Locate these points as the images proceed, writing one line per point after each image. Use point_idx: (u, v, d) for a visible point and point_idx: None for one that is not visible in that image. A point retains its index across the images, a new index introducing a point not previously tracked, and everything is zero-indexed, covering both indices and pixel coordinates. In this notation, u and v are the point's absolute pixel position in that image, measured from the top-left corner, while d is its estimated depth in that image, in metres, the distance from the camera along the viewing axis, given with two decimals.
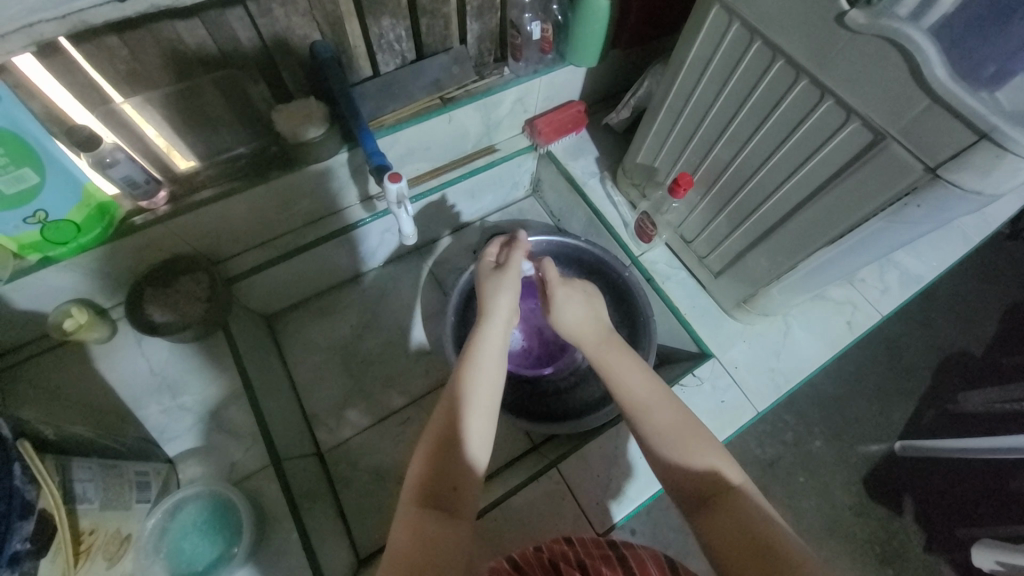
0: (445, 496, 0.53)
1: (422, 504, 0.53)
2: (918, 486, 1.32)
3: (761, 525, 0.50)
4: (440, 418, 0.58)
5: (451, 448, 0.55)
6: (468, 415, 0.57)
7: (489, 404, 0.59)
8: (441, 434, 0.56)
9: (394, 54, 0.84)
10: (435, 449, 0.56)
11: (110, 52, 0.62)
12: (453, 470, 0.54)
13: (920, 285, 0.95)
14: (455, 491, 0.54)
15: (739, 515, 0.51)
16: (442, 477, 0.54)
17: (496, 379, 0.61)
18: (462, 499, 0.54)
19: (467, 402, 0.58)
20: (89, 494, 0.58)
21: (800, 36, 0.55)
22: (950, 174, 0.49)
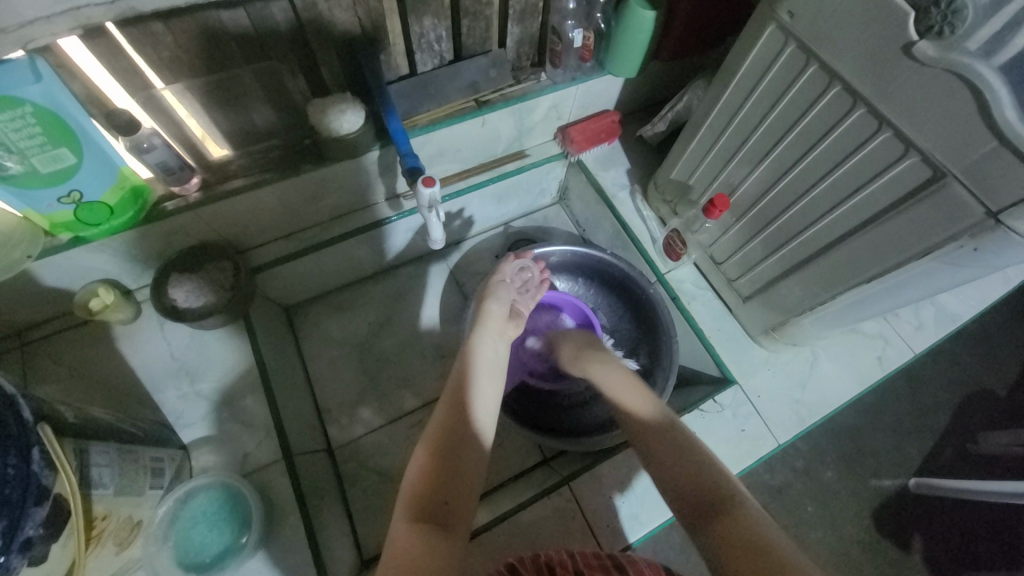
0: (440, 509, 0.53)
1: (416, 518, 0.52)
2: (931, 525, 1.28)
3: (762, 538, 0.48)
4: (437, 431, 0.59)
5: (448, 459, 0.57)
6: (466, 428, 0.59)
7: (483, 419, 0.62)
8: (438, 445, 0.58)
9: (433, 54, 0.83)
10: (432, 460, 0.56)
11: (156, 39, 0.62)
12: (449, 482, 0.55)
13: (957, 324, 0.92)
14: (448, 503, 0.54)
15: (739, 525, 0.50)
16: (438, 490, 0.54)
17: (490, 399, 0.64)
18: (456, 513, 0.54)
19: (464, 416, 0.60)
20: (104, 479, 0.58)
21: (862, 63, 0.53)
22: (1013, 221, 0.47)
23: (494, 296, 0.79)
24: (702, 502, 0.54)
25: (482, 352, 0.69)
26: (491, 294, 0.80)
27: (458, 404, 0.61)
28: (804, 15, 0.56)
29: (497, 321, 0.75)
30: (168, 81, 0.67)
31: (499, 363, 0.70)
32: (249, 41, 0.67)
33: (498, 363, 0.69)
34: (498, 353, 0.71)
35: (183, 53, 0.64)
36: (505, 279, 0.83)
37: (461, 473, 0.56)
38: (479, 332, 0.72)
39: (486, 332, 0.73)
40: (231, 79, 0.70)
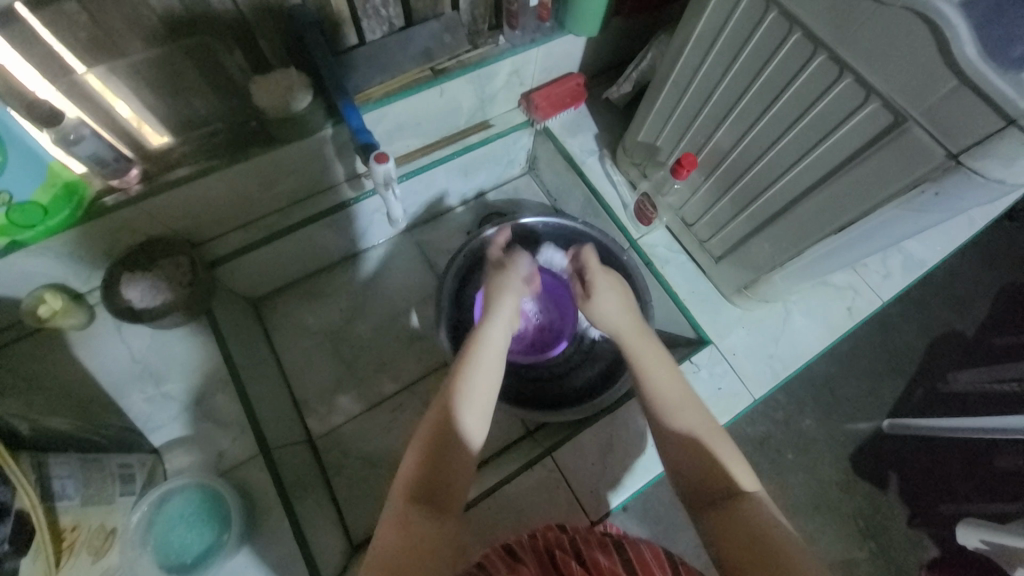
0: (435, 493, 0.52)
1: (410, 498, 0.51)
2: (903, 462, 1.35)
3: (768, 528, 0.48)
4: (436, 416, 0.56)
5: (447, 445, 0.54)
6: (464, 413, 0.56)
7: (483, 402, 0.58)
8: (437, 432, 0.54)
9: (380, 21, 0.78)
10: (429, 446, 0.54)
11: (68, 18, 0.56)
12: (445, 468, 0.53)
13: (923, 270, 0.93)
14: (447, 488, 0.52)
15: (753, 522, 0.49)
16: (434, 474, 0.52)
17: (495, 381, 0.60)
18: (452, 497, 0.52)
19: (464, 401, 0.57)
20: (69, 491, 0.56)
21: (821, 8, 0.51)
22: (974, 162, 0.46)
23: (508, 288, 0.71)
24: (715, 492, 0.53)
25: (490, 334, 0.64)
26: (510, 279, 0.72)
27: (458, 390, 0.57)
28: None
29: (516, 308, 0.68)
30: (90, 65, 0.62)
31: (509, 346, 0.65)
32: (174, 13, 0.61)
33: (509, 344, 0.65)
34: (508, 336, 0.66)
35: None
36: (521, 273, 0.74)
37: (457, 458, 0.54)
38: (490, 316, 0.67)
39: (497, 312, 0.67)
40: (159, 58, 0.65)
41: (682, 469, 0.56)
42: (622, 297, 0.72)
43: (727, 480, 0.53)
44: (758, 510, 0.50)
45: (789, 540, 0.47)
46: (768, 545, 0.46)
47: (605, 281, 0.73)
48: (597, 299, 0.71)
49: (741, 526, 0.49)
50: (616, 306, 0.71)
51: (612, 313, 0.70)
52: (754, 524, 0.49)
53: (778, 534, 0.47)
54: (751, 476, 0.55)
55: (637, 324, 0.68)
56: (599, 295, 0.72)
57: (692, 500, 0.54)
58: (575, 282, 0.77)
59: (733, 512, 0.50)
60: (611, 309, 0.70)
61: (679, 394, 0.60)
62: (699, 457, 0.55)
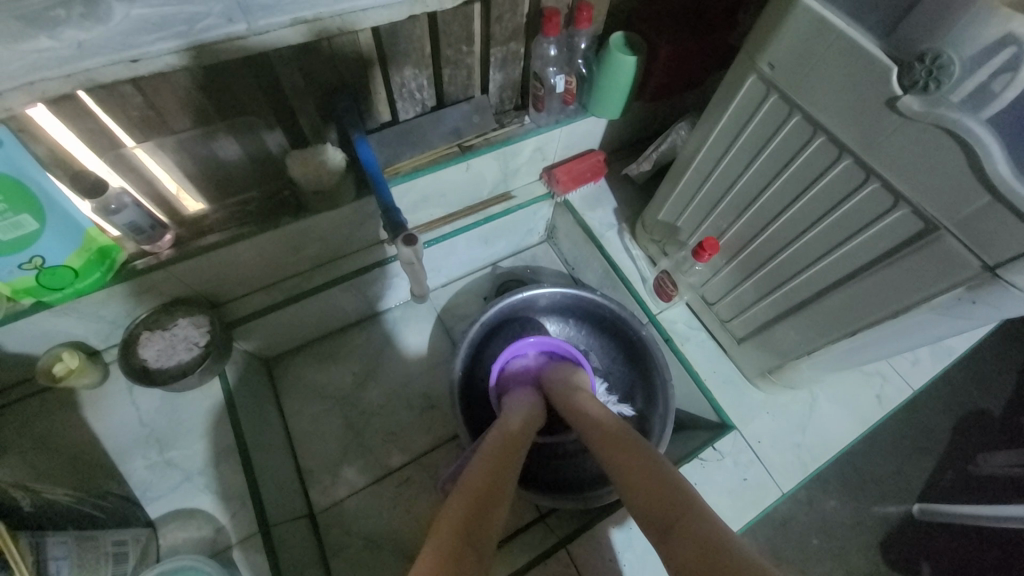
0: (476, 535, 0.50)
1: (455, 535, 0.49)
2: (939, 555, 1.25)
3: (708, 534, 0.45)
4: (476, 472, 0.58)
5: (488, 496, 0.55)
6: (506, 473, 0.59)
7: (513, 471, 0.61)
8: (480, 485, 0.56)
9: (414, 102, 0.82)
10: (474, 495, 0.54)
11: (125, 100, 0.59)
12: (485, 515, 0.53)
13: (953, 358, 0.90)
14: (484, 534, 0.51)
15: (693, 527, 0.47)
16: (477, 518, 0.52)
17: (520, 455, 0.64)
18: (486, 548, 0.50)
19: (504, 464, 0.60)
20: (63, 573, 0.53)
21: (845, 116, 0.53)
22: (1012, 276, 0.45)
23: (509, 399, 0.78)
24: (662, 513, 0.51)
25: (516, 411, 0.73)
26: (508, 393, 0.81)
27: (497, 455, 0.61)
28: (784, 68, 0.56)
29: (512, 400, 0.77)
30: (140, 139, 0.65)
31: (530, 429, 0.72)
32: (224, 97, 0.65)
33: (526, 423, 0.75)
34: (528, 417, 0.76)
35: (155, 112, 0.62)
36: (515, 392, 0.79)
37: (495, 514, 0.54)
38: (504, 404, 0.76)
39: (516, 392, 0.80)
40: (205, 135, 0.68)
41: (635, 497, 0.54)
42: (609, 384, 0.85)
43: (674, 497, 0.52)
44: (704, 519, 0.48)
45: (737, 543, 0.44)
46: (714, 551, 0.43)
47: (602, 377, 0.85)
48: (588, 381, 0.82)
49: (688, 537, 0.46)
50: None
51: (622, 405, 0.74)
52: (702, 535, 0.46)
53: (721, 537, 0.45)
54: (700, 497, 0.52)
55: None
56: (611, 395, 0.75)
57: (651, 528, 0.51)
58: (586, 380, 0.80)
59: (682, 527, 0.48)
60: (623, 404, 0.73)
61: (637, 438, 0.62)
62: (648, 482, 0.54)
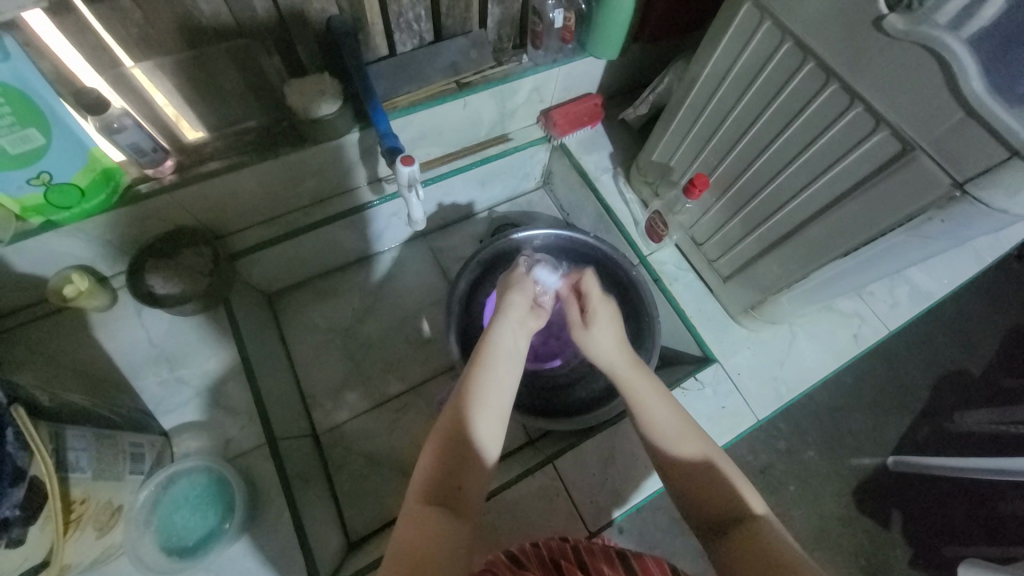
0: (450, 496, 0.53)
1: (426, 501, 0.52)
2: (906, 499, 1.33)
3: (784, 555, 0.49)
4: (445, 421, 0.57)
5: (461, 451, 0.55)
6: (478, 416, 0.57)
7: (497, 412, 0.58)
8: (448, 437, 0.55)
9: (412, 34, 0.82)
10: (442, 452, 0.55)
11: (124, 15, 0.60)
12: (460, 472, 0.54)
13: (930, 302, 0.94)
14: (460, 490, 0.54)
15: (765, 542, 0.50)
16: (449, 480, 0.54)
17: (508, 387, 0.60)
18: (465, 502, 0.54)
19: (477, 402, 0.57)
20: (82, 463, 0.57)
21: (833, 39, 0.54)
22: (979, 191, 0.48)
23: (517, 287, 0.70)
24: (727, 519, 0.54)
25: (521, 285, 0.71)
26: (517, 284, 0.71)
27: (471, 397, 0.58)
28: None
29: (521, 310, 0.68)
30: (138, 59, 0.65)
31: (518, 352, 0.64)
32: (222, 19, 0.66)
33: (518, 353, 0.64)
34: (518, 342, 0.65)
35: (153, 30, 0.63)
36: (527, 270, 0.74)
37: (474, 466, 0.55)
38: (497, 322, 0.66)
39: (506, 321, 0.66)
40: (204, 57, 0.68)
41: (690, 497, 0.56)
42: (621, 334, 0.67)
43: (736, 502, 0.54)
44: (768, 532, 0.51)
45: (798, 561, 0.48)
46: (781, 566, 0.48)
47: (605, 315, 0.68)
48: (596, 330, 0.67)
49: (755, 550, 0.50)
50: (613, 340, 0.66)
51: (606, 348, 0.66)
52: (765, 549, 0.50)
53: (787, 552, 0.49)
54: (763, 501, 0.56)
55: (632, 356, 0.66)
56: (598, 329, 0.67)
57: (703, 525, 0.55)
58: (571, 305, 0.71)
59: (745, 536, 0.51)
60: (609, 342, 0.66)
61: (674, 417, 0.60)
62: (710, 486, 0.56)
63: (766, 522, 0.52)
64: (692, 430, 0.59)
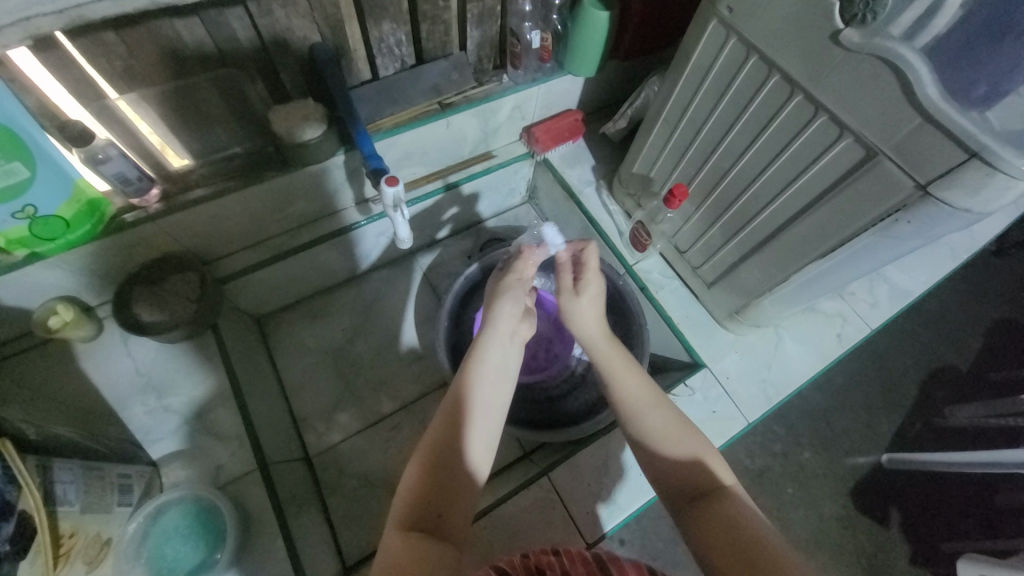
0: (434, 521, 0.53)
1: (408, 527, 0.52)
2: (903, 497, 1.33)
3: (747, 523, 0.49)
4: (430, 443, 0.57)
5: (446, 473, 0.55)
6: (466, 437, 0.57)
7: (484, 434, 0.59)
8: (433, 458, 0.56)
9: (394, 58, 0.84)
10: (426, 474, 0.55)
11: (108, 48, 0.61)
12: (443, 497, 0.54)
13: (910, 299, 0.96)
14: (444, 516, 0.53)
15: (729, 515, 0.51)
16: (431, 505, 0.53)
17: (494, 410, 0.61)
18: (451, 526, 0.54)
19: (467, 420, 0.58)
20: (70, 496, 0.56)
21: (794, 53, 0.56)
22: (940, 192, 0.50)
23: (507, 295, 0.70)
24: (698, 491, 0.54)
25: (508, 294, 0.70)
26: (506, 291, 0.71)
27: (459, 416, 0.58)
28: (741, 11, 0.59)
29: (511, 322, 0.68)
30: (123, 91, 0.66)
31: (507, 368, 0.65)
32: (206, 49, 0.67)
33: (505, 370, 0.64)
34: (507, 359, 0.65)
35: (137, 63, 0.64)
36: (520, 276, 0.74)
37: (458, 492, 0.55)
38: (485, 339, 0.66)
39: (495, 335, 0.66)
40: (188, 87, 0.70)
41: (660, 475, 0.57)
42: (601, 308, 0.71)
43: (706, 477, 0.55)
44: (736, 504, 0.52)
45: (765, 532, 0.48)
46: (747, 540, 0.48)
47: (594, 286, 0.71)
48: (581, 302, 0.70)
49: (721, 521, 0.50)
50: (592, 312, 0.70)
51: (587, 318, 0.69)
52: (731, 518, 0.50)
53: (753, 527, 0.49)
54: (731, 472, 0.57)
55: (606, 330, 0.68)
56: (585, 298, 0.70)
57: (676, 500, 0.56)
58: (565, 272, 0.73)
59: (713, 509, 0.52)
60: (592, 311, 0.70)
61: (643, 395, 0.62)
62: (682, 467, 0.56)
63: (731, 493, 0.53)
64: (663, 407, 0.61)
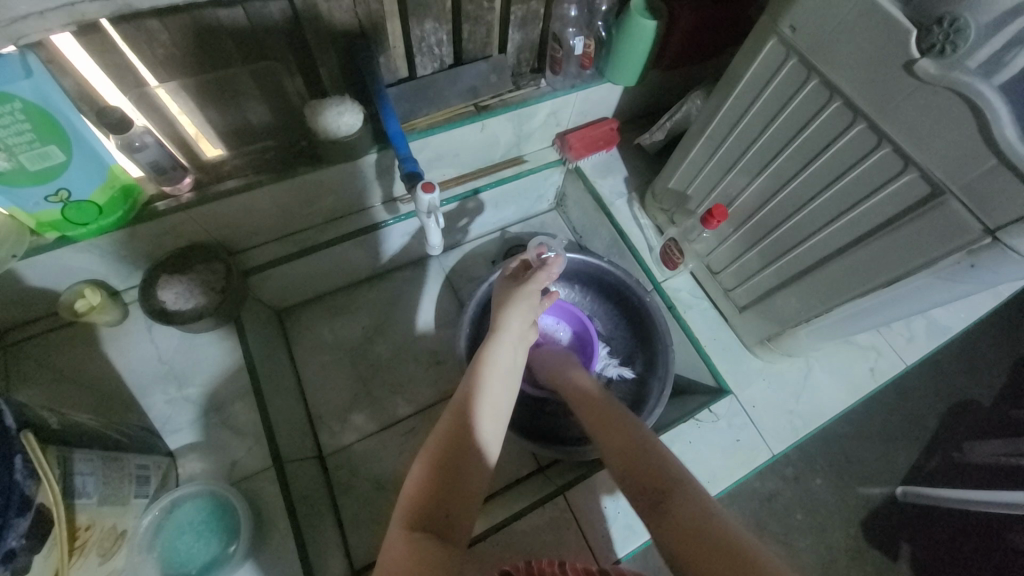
0: (440, 524, 0.51)
1: (412, 528, 0.50)
2: (919, 535, 1.29)
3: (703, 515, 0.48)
4: (436, 442, 0.57)
5: (455, 473, 0.54)
6: (475, 436, 0.57)
7: (493, 435, 0.59)
8: (439, 456, 0.55)
9: (433, 58, 0.82)
10: (433, 473, 0.54)
11: (151, 36, 0.60)
12: (450, 495, 0.53)
13: (948, 336, 0.93)
14: (450, 518, 0.52)
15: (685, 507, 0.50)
16: (438, 504, 0.52)
17: (500, 411, 0.61)
18: (456, 529, 0.52)
19: (474, 419, 0.58)
20: (88, 488, 0.56)
21: (861, 80, 0.54)
22: (1011, 239, 0.47)
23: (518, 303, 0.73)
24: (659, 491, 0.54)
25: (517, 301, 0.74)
26: (515, 298, 0.74)
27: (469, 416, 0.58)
28: (806, 31, 0.56)
29: (520, 327, 0.71)
30: (163, 79, 0.65)
31: (514, 370, 0.66)
32: (248, 41, 0.66)
33: (512, 372, 0.65)
34: (515, 361, 0.67)
35: (179, 53, 0.63)
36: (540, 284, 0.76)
37: (466, 494, 0.54)
38: (495, 341, 0.67)
39: (505, 337, 0.68)
40: (227, 78, 0.68)
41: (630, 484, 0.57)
42: None
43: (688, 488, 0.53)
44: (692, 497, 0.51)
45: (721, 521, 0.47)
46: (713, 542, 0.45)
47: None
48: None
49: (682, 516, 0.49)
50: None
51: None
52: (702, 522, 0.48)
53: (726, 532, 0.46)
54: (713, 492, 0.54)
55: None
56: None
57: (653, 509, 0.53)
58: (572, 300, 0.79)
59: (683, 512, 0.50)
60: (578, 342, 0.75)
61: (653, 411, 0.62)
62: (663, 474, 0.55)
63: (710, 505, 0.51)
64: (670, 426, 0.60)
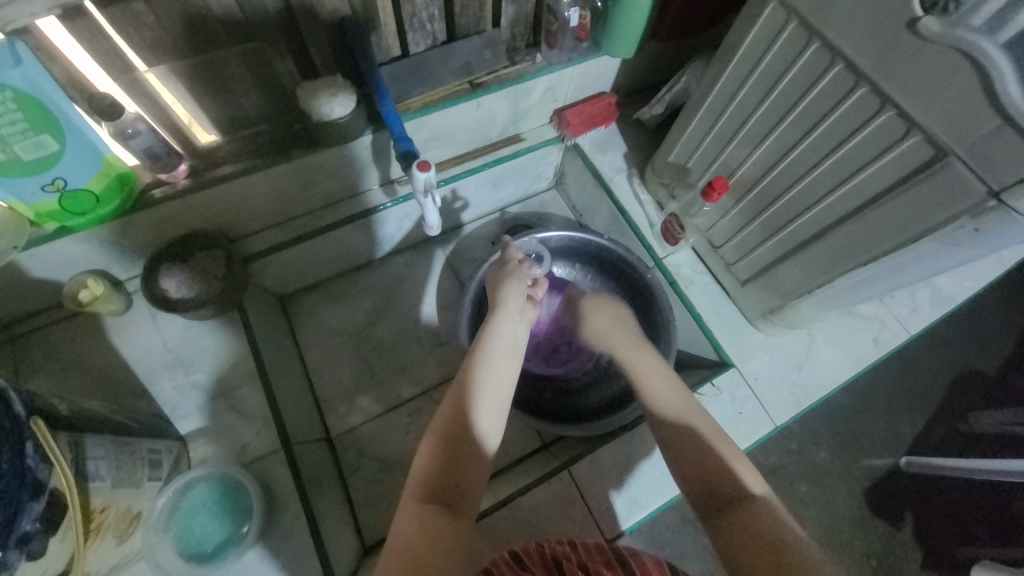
0: (450, 492, 0.52)
1: (424, 499, 0.51)
2: (921, 503, 1.31)
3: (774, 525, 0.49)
4: (445, 414, 0.57)
5: (460, 442, 0.55)
6: (479, 406, 0.58)
7: (497, 406, 0.59)
8: (448, 427, 0.56)
9: (425, 35, 0.81)
10: (440, 446, 0.55)
11: (137, 19, 0.59)
12: (459, 464, 0.53)
13: (951, 305, 0.92)
14: (459, 488, 0.53)
15: (758, 517, 0.50)
16: (447, 474, 0.53)
17: (505, 384, 0.61)
18: (465, 497, 0.53)
19: (477, 393, 0.58)
20: (102, 472, 0.57)
21: (864, 41, 0.52)
22: (1015, 201, 0.46)
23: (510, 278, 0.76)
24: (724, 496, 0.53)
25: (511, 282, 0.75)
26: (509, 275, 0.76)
27: (469, 392, 0.58)
28: None
29: (518, 300, 0.72)
30: (152, 63, 0.64)
31: (517, 344, 0.67)
32: (235, 21, 0.65)
33: (516, 345, 0.66)
34: (516, 335, 0.68)
35: (166, 33, 0.62)
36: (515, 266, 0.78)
37: (471, 463, 0.54)
38: (497, 314, 0.69)
39: (505, 310, 0.70)
40: (217, 60, 0.67)
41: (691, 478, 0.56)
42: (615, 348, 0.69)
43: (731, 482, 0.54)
44: (765, 509, 0.51)
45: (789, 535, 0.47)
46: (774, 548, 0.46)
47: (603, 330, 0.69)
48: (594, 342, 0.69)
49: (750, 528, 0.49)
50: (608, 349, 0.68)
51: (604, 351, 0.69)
52: (762, 523, 0.49)
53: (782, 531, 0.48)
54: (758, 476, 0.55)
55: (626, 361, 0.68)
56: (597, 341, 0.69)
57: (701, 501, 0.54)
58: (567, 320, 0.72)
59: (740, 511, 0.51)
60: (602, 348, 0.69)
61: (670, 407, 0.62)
62: (692, 455, 0.57)
63: (761, 499, 0.52)
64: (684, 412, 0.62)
